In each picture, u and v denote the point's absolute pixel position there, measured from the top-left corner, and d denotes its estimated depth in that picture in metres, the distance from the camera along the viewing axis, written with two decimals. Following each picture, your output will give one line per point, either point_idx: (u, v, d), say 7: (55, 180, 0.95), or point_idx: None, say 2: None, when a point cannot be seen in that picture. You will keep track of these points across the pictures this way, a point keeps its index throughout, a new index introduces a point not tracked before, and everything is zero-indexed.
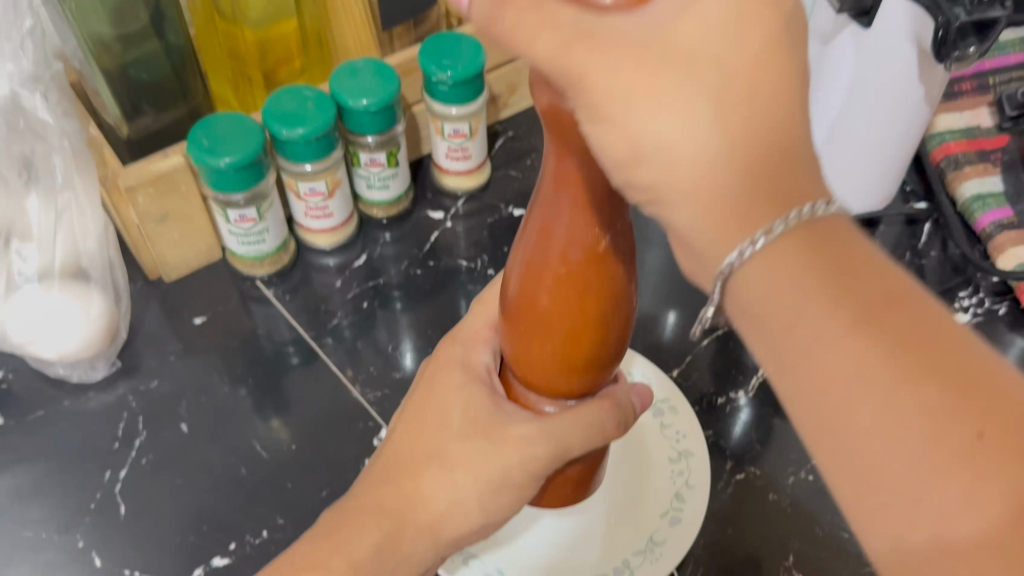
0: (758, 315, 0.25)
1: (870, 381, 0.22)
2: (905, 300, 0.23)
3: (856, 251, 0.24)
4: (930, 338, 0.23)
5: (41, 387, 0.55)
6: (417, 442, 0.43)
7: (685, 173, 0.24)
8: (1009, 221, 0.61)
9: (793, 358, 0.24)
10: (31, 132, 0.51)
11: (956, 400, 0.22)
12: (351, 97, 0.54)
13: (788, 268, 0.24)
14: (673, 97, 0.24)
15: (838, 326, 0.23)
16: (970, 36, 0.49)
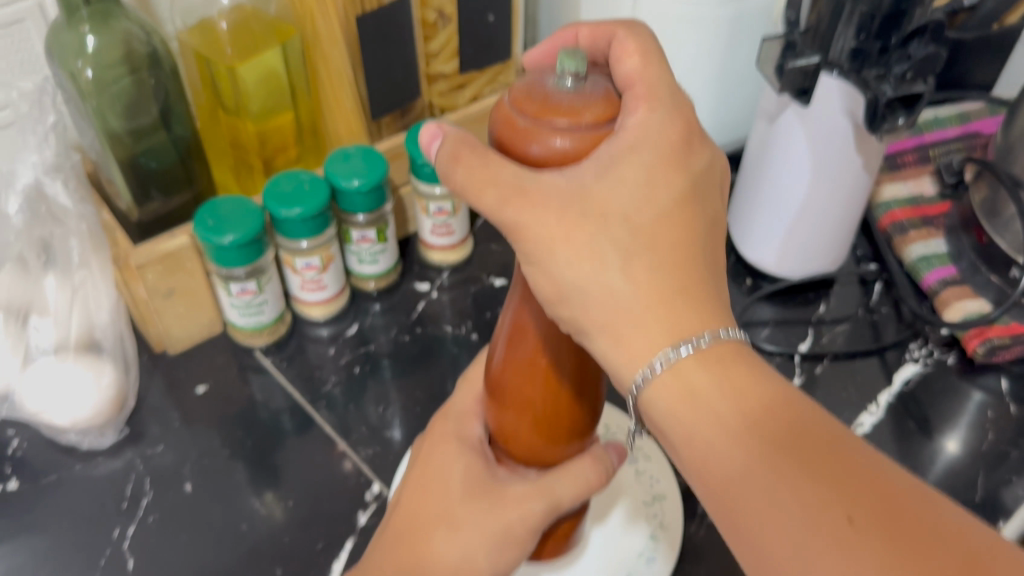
0: (677, 428, 0.34)
1: (757, 476, 0.32)
2: (784, 411, 0.33)
3: (745, 375, 0.34)
4: (798, 440, 0.32)
5: (52, 454, 0.59)
6: (424, 509, 0.45)
7: (597, 313, 0.35)
8: (953, 278, 0.66)
9: (701, 461, 0.33)
10: (51, 217, 0.56)
11: (824, 487, 0.31)
12: (343, 179, 0.60)
13: (694, 387, 0.34)
14: (592, 254, 0.35)
15: (730, 429, 0.33)
16: (899, 109, 0.54)
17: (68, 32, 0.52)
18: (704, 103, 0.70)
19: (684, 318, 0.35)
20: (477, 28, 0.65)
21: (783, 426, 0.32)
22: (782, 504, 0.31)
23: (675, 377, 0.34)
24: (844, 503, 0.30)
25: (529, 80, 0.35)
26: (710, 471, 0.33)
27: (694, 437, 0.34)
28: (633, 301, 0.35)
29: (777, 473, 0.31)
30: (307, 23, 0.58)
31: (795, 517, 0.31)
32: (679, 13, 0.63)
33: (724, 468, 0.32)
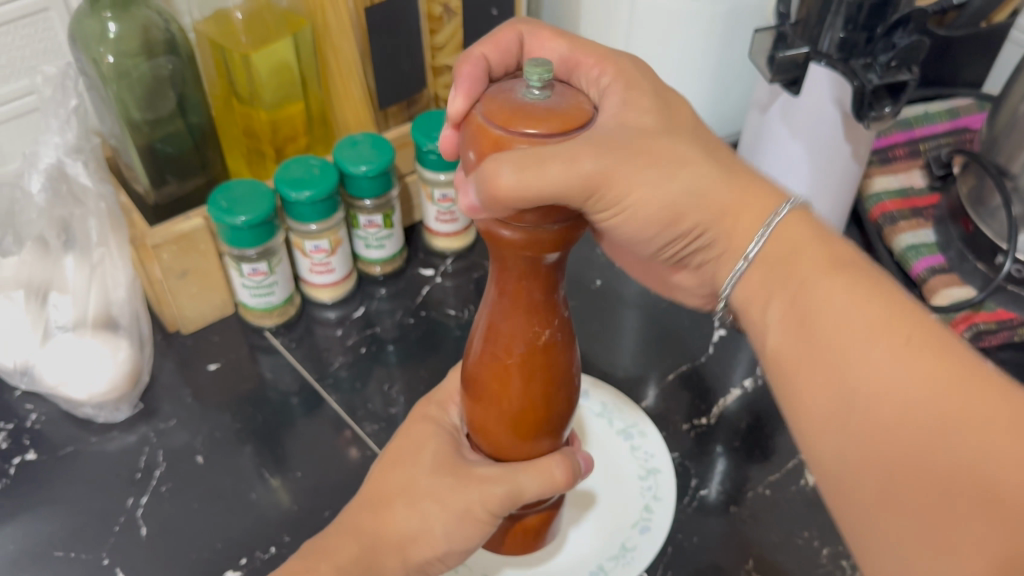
0: (776, 262, 0.38)
1: (843, 289, 0.35)
2: (871, 270, 0.36)
3: (830, 237, 0.38)
4: (871, 272, 0.35)
5: (69, 428, 0.61)
6: (394, 478, 0.48)
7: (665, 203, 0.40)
8: (942, 266, 0.68)
9: (793, 287, 0.37)
10: (71, 197, 0.59)
11: (891, 314, 0.33)
12: (351, 164, 0.62)
13: (794, 243, 0.38)
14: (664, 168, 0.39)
15: (818, 268, 0.36)
16: (885, 99, 0.56)
17: (92, 18, 0.55)
18: (700, 98, 0.72)
19: (746, 216, 0.39)
20: (481, 22, 0.67)
21: (866, 274, 0.35)
22: (852, 321, 0.34)
23: (781, 238, 0.38)
24: (907, 328, 0.33)
25: (500, 95, 0.38)
26: (797, 303, 0.36)
27: (792, 269, 0.37)
28: (717, 205, 0.40)
29: (860, 287, 0.35)
30: (317, 13, 0.60)
31: (860, 332, 0.33)
32: (674, 8, 0.66)
33: (813, 287, 0.36)
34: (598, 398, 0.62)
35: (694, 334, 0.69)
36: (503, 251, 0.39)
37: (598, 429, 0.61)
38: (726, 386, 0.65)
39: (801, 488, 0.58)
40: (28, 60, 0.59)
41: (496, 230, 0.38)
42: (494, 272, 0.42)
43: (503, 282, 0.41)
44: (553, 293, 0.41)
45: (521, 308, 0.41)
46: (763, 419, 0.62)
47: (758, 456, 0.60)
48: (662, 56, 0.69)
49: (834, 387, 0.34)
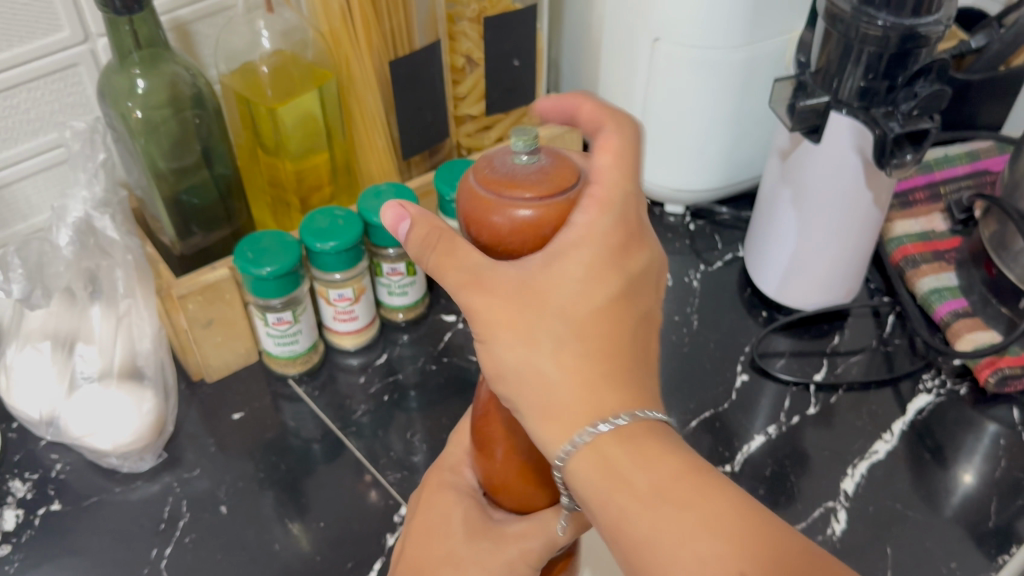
0: (597, 473, 0.37)
1: (679, 519, 0.36)
2: (694, 480, 0.37)
3: (656, 438, 0.38)
4: (703, 501, 0.36)
5: (94, 477, 0.61)
6: (431, 553, 0.47)
7: (546, 386, 0.38)
8: (965, 310, 0.67)
9: (614, 511, 0.37)
10: (99, 249, 0.59)
11: (728, 540, 0.35)
12: (375, 215, 0.63)
13: (611, 459, 0.37)
14: (533, 340, 0.38)
15: (642, 495, 0.37)
16: (906, 147, 0.56)
17: (120, 74, 0.55)
18: (721, 147, 0.72)
19: (602, 393, 0.38)
20: (503, 72, 0.68)
21: (694, 487, 0.37)
22: (694, 557, 0.35)
23: (592, 452, 0.37)
24: (740, 556, 0.35)
25: (492, 160, 0.39)
26: (624, 535, 0.37)
27: (615, 495, 0.37)
28: (556, 386, 0.38)
29: (691, 523, 0.36)
30: (343, 66, 0.62)
31: (694, 570, 0.35)
32: (694, 57, 0.66)
33: (644, 523, 0.36)
34: None
35: (716, 378, 0.68)
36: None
37: None
38: (749, 430, 0.64)
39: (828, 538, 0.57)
40: (56, 114, 0.60)
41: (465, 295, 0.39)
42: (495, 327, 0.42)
43: None
44: None
45: None
46: (787, 464, 0.62)
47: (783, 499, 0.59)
48: (681, 105, 0.70)
49: None
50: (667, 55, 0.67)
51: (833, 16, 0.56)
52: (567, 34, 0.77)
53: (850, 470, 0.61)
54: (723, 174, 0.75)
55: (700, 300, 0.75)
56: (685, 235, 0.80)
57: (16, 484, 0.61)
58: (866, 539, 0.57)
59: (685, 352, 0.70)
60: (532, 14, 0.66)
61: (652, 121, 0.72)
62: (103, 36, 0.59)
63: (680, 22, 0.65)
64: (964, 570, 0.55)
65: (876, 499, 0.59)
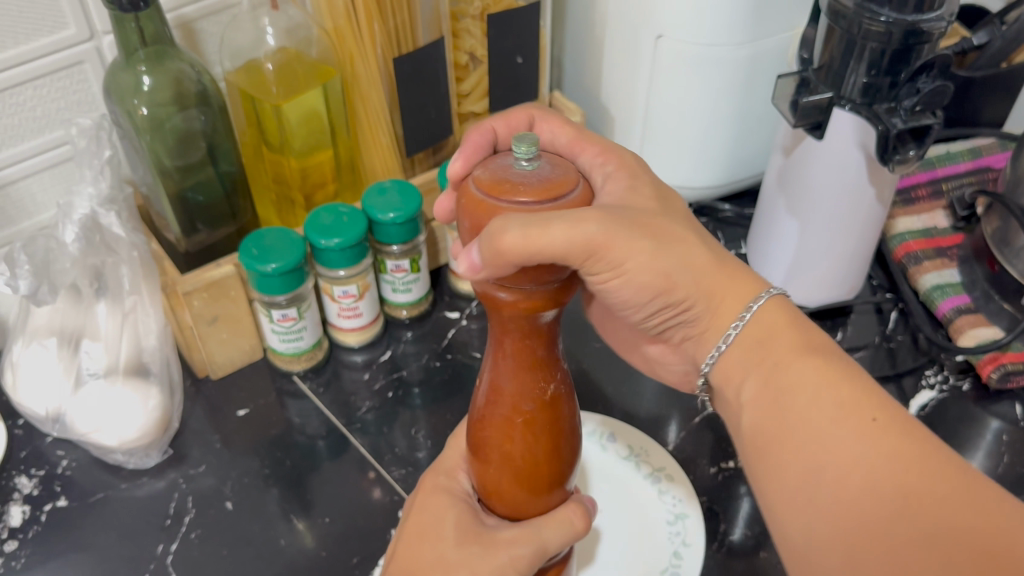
0: (755, 338, 0.44)
1: (825, 380, 0.40)
2: (850, 370, 0.41)
3: (804, 322, 0.44)
4: (850, 368, 0.41)
5: (100, 474, 0.61)
6: (422, 556, 0.46)
7: (666, 271, 0.43)
8: (968, 306, 0.68)
9: (768, 366, 0.43)
10: (104, 246, 0.59)
11: (866, 408, 0.39)
12: (379, 211, 0.63)
13: (762, 334, 0.44)
14: (654, 242, 0.43)
15: (804, 367, 0.41)
16: (909, 142, 0.56)
17: (126, 71, 0.56)
18: (724, 144, 0.73)
19: (735, 293, 0.44)
20: (506, 69, 0.68)
21: (844, 365, 0.41)
22: (834, 434, 0.39)
23: (761, 327, 0.44)
24: (876, 420, 0.39)
25: (492, 167, 0.40)
26: (770, 389, 0.42)
27: (783, 357, 0.42)
28: (701, 276, 0.44)
29: (838, 379, 0.40)
30: (347, 64, 0.62)
31: (834, 425, 0.39)
32: (697, 54, 0.66)
33: (791, 373, 0.42)
34: (624, 441, 0.61)
35: None
36: (502, 314, 0.41)
37: (622, 471, 0.60)
38: None
39: None
40: (62, 112, 0.60)
41: (494, 292, 0.40)
42: (493, 334, 0.43)
43: (501, 343, 0.42)
44: (551, 347, 0.43)
45: (525, 362, 0.42)
46: None
47: None
48: (684, 102, 0.70)
49: (816, 463, 0.39)
50: (670, 53, 0.67)
51: (836, 13, 0.56)
52: (570, 31, 0.77)
53: None
54: (726, 171, 0.75)
55: None
56: None
57: (23, 480, 0.61)
58: None
59: None
60: (535, 11, 0.66)
61: (655, 119, 0.72)
62: (109, 34, 0.59)
63: (683, 19, 0.65)
64: None
65: None
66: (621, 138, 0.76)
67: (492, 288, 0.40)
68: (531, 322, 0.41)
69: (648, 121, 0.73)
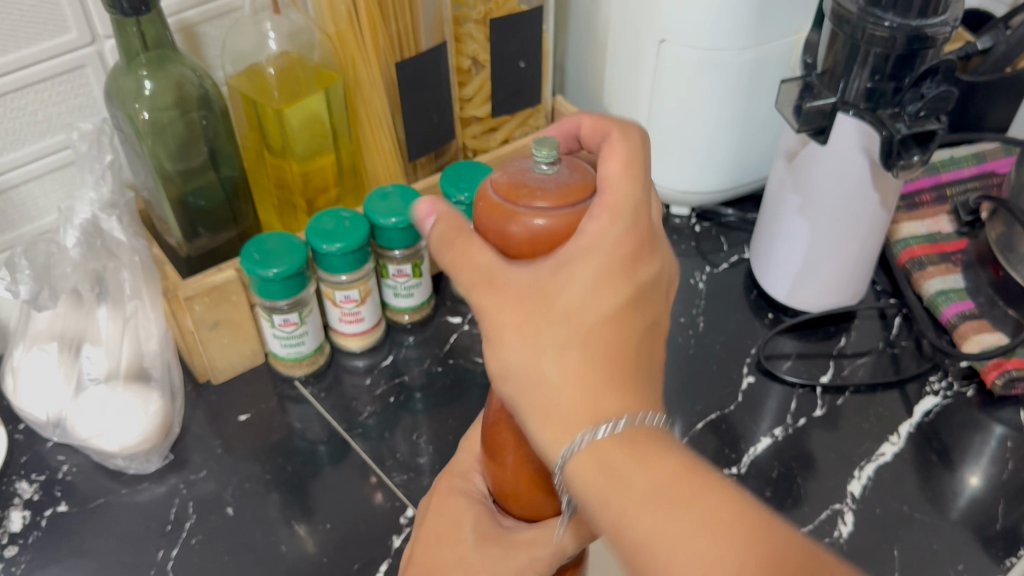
0: (602, 470, 0.35)
1: (650, 513, 0.34)
2: (694, 479, 0.34)
3: (654, 441, 0.36)
4: (698, 496, 0.34)
5: (101, 479, 0.61)
6: (440, 560, 0.47)
7: (565, 387, 0.36)
8: (971, 312, 0.67)
9: (599, 498, 0.35)
10: (105, 251, 0.59)
11: (745, 550, 0.32)
12: (381, 216, 0.63)
13: (612, 462, 0.35)
14: (539, 340, 0.36)
15: (643, 495, 0.34)
16: (913, 148, 0.55)
17: (127, 76, 0.56)
18: (727, 149, 0.72)
19: (607, 403, 0.36)
20: (509, 74, 0.68)
21: (696, 489, 0.34)
22: (690, 558, 0.33)
23: (593, 455, 0.35)
24: (745, 556, 0.32)
25: (516, 171, 0.40)
26: (623, 540, 0.35)
27: (617, 500, 0.35)
28: (569, 393, 0.36)
29: (657, 516, 0.34)
30: (350, 69, 0.62)
31: (705, 569, 0.32)
32: (700, 59, 0.66)
33: (622, 511, 0.34)
34: None
35: (723, 380, 0.68)
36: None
37: None
38: (756, 432, 0.64)
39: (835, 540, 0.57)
40: (63, 116, 0.60)
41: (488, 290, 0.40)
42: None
43: None
44: None
45: None
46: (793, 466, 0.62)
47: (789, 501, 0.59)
48: (687, 107, 0.70)
49: None
50: (673, 57, 0.67)
51: (840, 17, 0.56)
52: (573, 35, 0.77)
53: (857, 473, 0.61)
54: (729, 176, 0.75)
55: (706, 302, 0.75)
56: (690, 237, 0.80)
57: (23, 485, 0.61)
58: (874, 542, 0.57)
59: (691, 354, 0.70)
60: (537, 15, 0.66)
61: (658, 124, 0.72)
62: (110, 38, 0.59)
63: (686, 23, 0.65)
64: (972, 572, 0.55)
65: (883, 501, 0.59)
66: None
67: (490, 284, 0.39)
68: None
69: (651, 126, 0.73)
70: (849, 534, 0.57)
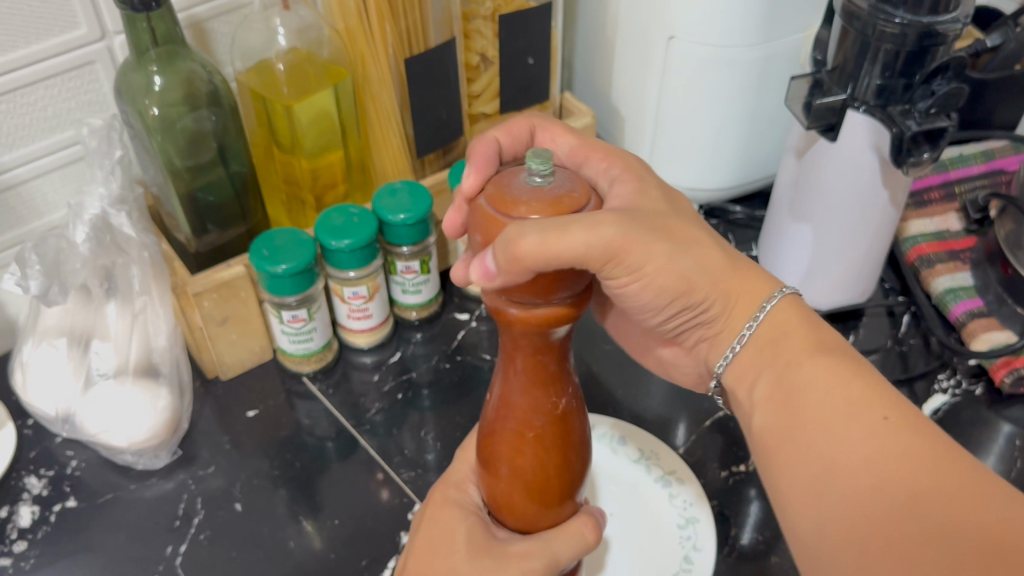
0: (768, 337, 0.45)
1: (821, 368, 0.42)
2: (888, 390, 0.41)
3: (820, 327, 0.45)
4: (869, 374, 0.41)
5: (109, 475, 0.61)
6: (433, 571, 0.46)
7: (683, 282, 0.44)
8: (980, 310, 0.67)
9: (780, 361, 0.44)
10: (114, 246, 0.59)
11: (892, 413, 0.39)
12: (390, 212, 0.63)
13: (780, 330, 0.45)
14: (667, 248, 0.43)
15: (806, 364, 0.43)
16: (923, 145, 0.55)
17: (138, 71, 0.56)
18: (736, 146, 0.72)
19: (753, 290, 0.46)
20: (517, 70, 0.68)
21: (857, 371, 0.41)
22: (835, 415, 0.40)
23: (767, 338, 0.45)
24: (896, 426, 0.39)
25: (501, 180, 0.39)
26: (783, 391, 0.43)
27: (781, 358, 0.44)
28: (704, 277, 0.45)
29: (826, 368, 0.42)
30: (358, 65, 0.62)
31: (852, 435, 0.39)
32: (709, 56, 0.66)
33: (789, 370, 0.43)
34: (635, 444, 0.61)
35: None
36: (513, 329, 0.40)
37: (632, 474, 0.59)
38: None
39: None
40: (73, 112, 0.60)
41: (505, 307, 0.40)
42: (503, 347, 0.42)
43: (512, 358, 0.42)
44: (563, 361, 0.42)
45: (536, 377, 0.42)
46: None
47: None
48: (695, 104, 0.70)
49: (828, 462, 0.40)
50: (681, 54, 0.67)
51: (850, 14, 0.56)
52: (581, 31, 0.77)
53: None
54: (737, 173, 0.75)
55: None
56: None
57: (32, 480, 0.61)
58: None
59: None
60: (547, 11, 0.66)
61: (667, 121, 0.72)
62: (120, 34, 0.59)
63: (695, 20, 0.65)
64: None
65: None
66: (632, 139, 0.76)
67: (503, 302, 0.40)
68: (542, 337, 0.40)
69: (659, 122, 0.73)
70: None
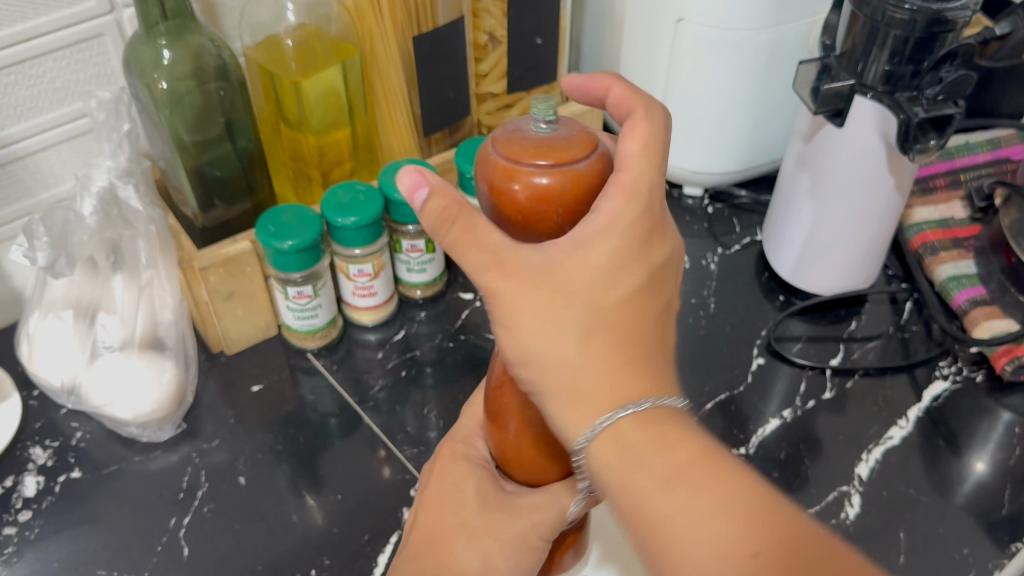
0: (691, 463, 0.35)
1: (667, 487, 0.35)
2: (710, 462, 0.36)
3: (677, 430, 0.37)
4: (700, 475, 0.35)
5: (114, 447, 0.62)
6: (442, 522, 0.48)
7: (570, 367, 0.37)
8: (982, 297, 0.67)
9: (705, 488, 0.35)
10: (122, 220, 0.60)
11: (744, 523, 0.34)
12: (396, 190, 0.63)
13: (631, 442, 0.36)
14: (556, 326, 0.37)
15: (659, 475, 0.35)
16: (930, 132, 0.56)
17: (146, 45, 0.56)
18: (742, 131, 0.72)
19: (625, 381, 0.37)
20: (525, 50, 0.68)
21: (710, 471, 0.35)
22: (702, 535, 0.34)
23: (613, 435, 0.37)
24: (753, 535, 0.33)
25: (512, 128, 0.38)
26: (642, 516, 0.35)
27: (716, 491, 0.34)
28: (575, 369, 0.37)
29: (656, 481, 0.35)
30: (367, 41, 0.62)
31: (716, 542, 0.33)
32: (718, 38, 0.66)
33: (657, 504, 0.35)
34: None
35: (732, 361, 0.68)
36: None
37: None
38: (764, 413, 0.64)
39: (842, 522, 0.57)
40: (82, 84, 0.60)
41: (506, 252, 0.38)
42: None
43: None
44: None
45: None
46: (802, 448, 0.62)
47: (796, 482, 0.60)
48: (701, 88, 0.70)
49: None
50: (690, 37, 0.67)
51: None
52: (590, 12, 0.77)
53: (865, 455, 0.61)
54: (744, 156, 0.75)
55: (717, 283, 0.75)
56: (703, 218, 0.81)
57: (37, 451, 0.61)
58: (880, 523, 0.57)
59: (701, 335, 0.70)
60: None
61: (675, 104, 0.72)
62: (129, 7, 0.59)
63: (705, 3, 0.64)
64: (976, 556, 0.55)
65: (890, 484, 0.59)
66: None
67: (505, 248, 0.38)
68: None
69: (667, 107, 0.73)
70: (855, 515, 0.58)
